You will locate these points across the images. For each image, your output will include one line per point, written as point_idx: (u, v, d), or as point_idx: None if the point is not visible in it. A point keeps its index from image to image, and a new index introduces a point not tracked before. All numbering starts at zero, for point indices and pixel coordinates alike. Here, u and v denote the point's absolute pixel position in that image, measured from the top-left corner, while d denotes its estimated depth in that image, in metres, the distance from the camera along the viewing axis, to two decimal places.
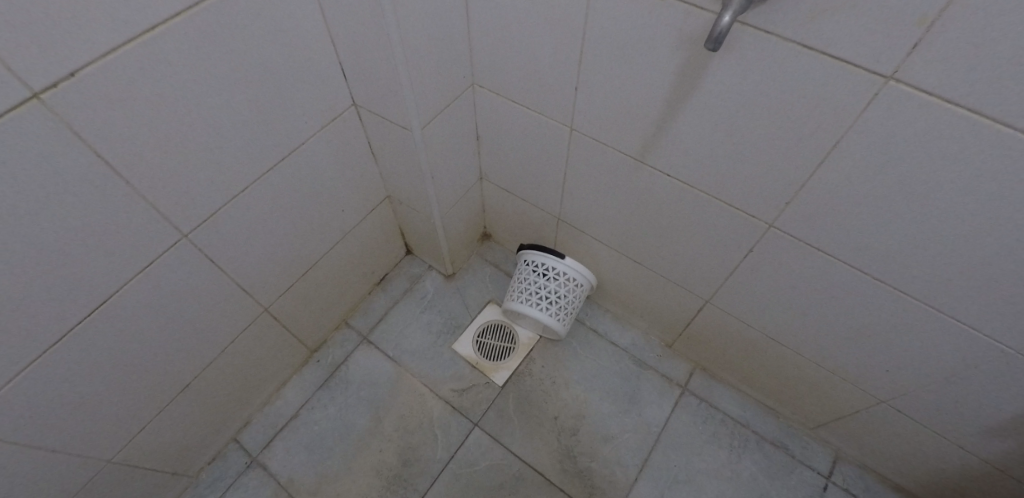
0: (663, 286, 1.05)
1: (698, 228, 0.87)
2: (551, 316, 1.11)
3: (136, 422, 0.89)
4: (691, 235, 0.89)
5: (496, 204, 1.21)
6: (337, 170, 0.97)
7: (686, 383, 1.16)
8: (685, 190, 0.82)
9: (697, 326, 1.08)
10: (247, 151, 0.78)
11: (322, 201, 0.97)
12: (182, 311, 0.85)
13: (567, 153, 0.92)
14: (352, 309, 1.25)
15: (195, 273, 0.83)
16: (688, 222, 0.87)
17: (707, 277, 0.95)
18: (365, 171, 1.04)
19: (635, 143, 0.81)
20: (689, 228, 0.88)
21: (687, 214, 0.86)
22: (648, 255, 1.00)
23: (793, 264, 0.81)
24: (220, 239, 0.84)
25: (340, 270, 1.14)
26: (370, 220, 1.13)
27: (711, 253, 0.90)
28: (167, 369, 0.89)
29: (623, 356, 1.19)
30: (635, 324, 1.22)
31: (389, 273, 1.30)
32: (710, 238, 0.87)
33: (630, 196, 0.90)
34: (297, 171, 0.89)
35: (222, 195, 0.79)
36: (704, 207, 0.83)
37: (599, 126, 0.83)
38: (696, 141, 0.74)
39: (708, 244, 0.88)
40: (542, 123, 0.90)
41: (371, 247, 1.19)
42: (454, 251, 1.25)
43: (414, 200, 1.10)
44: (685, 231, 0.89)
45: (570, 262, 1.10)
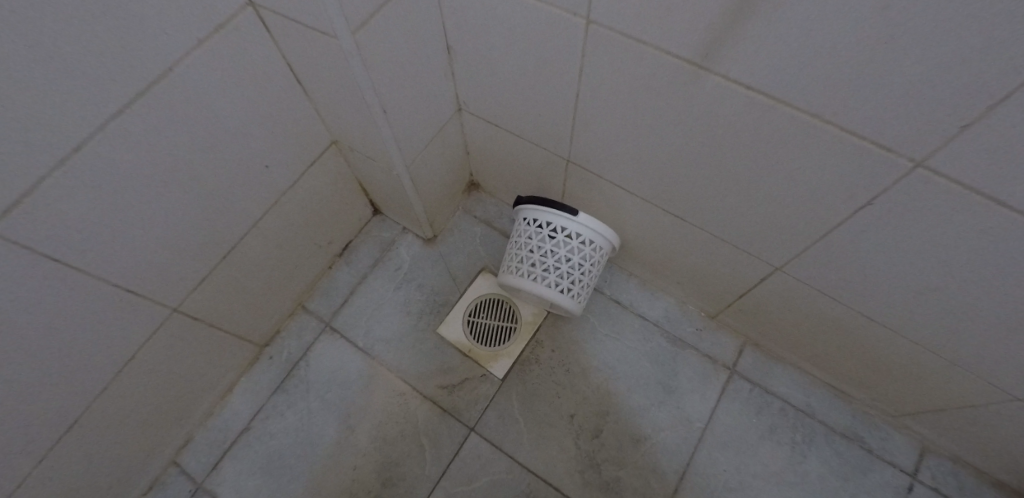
0: (714, 249, 0.77)
1: (783, 172, 0.57)
2: (563, 292, 0.85)
3: (8, 480, 0.66)
4: (770, 183, 0.60)
5: (482, 143, 0.90)
6: (245, 111, 0.66)
7: (734, 364, 0.91)
8: (772, 113, 0.52)
9: (755, 297, 0.81)
10: (63, 87, 0.47)
11: (228, 158, 0.68)
12: (30, 335, 0.58)
13: (579, 62, 0.61)
14: (309, 288, 0.99)
15: (34, 282, 0.55)
16: (769, 163, 0.58)
17: (782, 238, 0.67)
18: (292, 109, 0.73)
19: (698, 38, 0.49)
20: (768, 172, 0.59)
21: (767, 151, 0.57)
22: (698, 208, 0.71)
23: (935, 226, 0.52)
24: (61, 231, 0.55)
25: (281, 246, 0.86)
26: (313, 175, 0.84)
27: (797, 208, 0.61)
28: (35, 410, 0.64)
29: (654, 333, 0.94)
30: (669, 291, 0.95)
31: (352, 240, 1.02)
32: (796, 187, 0.58)
33: (677, 127, 0.61)
34: (170, 116, 0.58)
35: (39, 162, 0.49)
36: (801, 138, 0.52)
37: (639, 14, 0.51)
38: (813, 29, 0.43)
39: (794, 195, 0.60)
40: (545, 18, 0.58)
41: (321, 210, 0.90)
42: (432, 208, 0.96)
43: (369, 145, 0.79)
44: (759, 177, 0.60)
45: (586, 219, 0.81)
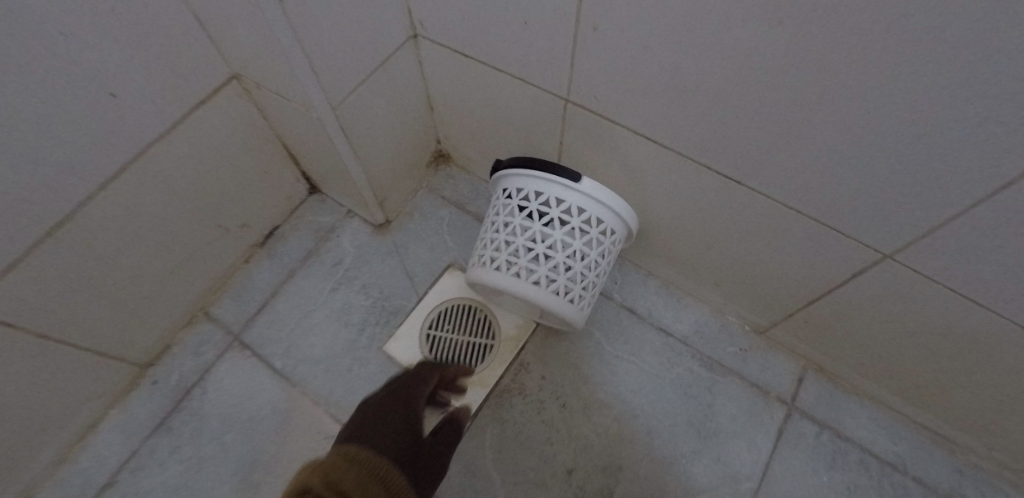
0: (784, 230, 0.52)
1: (949, 80, 0.32)
2: (558, 293, 0.60)
3: None
4: (919, 105, 0.34)
5: (449, 92, 0.66)
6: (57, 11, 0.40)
7: (793, 398, 0.66)
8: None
9: (837, 305, 0.56)
10: None
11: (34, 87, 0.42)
12: None
13: None
14: (215, 288, 0.73)
15: None
16: (930, 61, 0.31)
17: (908, 211, 0.42)
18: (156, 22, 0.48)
19: None
20: (918, 82, 0.33)
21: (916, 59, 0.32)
22: (766, 165, 0.47)
23: None
24: None
25: (154, 226, 0.60)
26: (204, 128, 0.59)
27: (960, 153, 0.35)
28: None
29: (682, 354, 0.69)
30: (702, 297, 0.70)
31: (279, 226, 0.77)
32: (972, 108, 0.32)
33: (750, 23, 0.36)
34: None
35: None
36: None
37: None
38: None
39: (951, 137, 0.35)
40: None
41: (220, 180, 0.64)
42: (382, 181, 0.71)
43: (277, 75, 0.54)
44: (897, 95, 0.35)
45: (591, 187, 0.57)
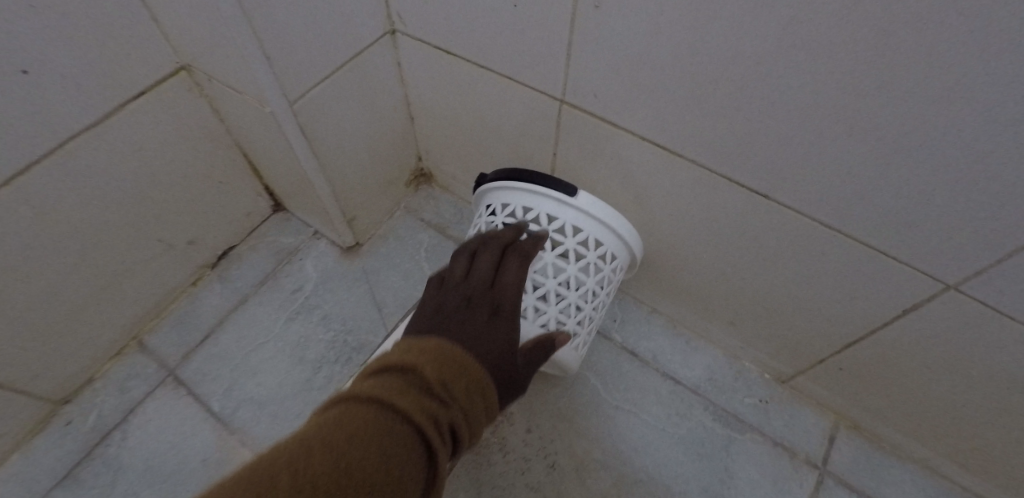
0: (816, 255, 0.43)
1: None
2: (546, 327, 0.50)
3: None
4: (1023, 84, 0.27)
5: (431, 100, 0.59)
6: None
7: (824, 461, 0.56)
8: None
9: (881, 347, 0.47)
10: None
11: None
12: None
13: None
14: (153, 314, 0.64)
15: None
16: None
17: (980, 228, 0.34)
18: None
19: None
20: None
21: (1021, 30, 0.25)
22: (799, 172, 0.39)
23: None
24: None
25: (78, 238, 0.51)
26: (147, 126, 0.51)
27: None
28: None
29: (691, 404, 0.59)
30: (715, 338, 0.61)
31: (235, 245, 0.68)
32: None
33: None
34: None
35: None
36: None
37: None
38: None
39: None
40: None
41: (164, 187, 0.56)
42: (352, 197, 0.63)
43: (228, 63, 0.46)
44: (994, 74, 0.27)
45: (588, 201, 0.50)
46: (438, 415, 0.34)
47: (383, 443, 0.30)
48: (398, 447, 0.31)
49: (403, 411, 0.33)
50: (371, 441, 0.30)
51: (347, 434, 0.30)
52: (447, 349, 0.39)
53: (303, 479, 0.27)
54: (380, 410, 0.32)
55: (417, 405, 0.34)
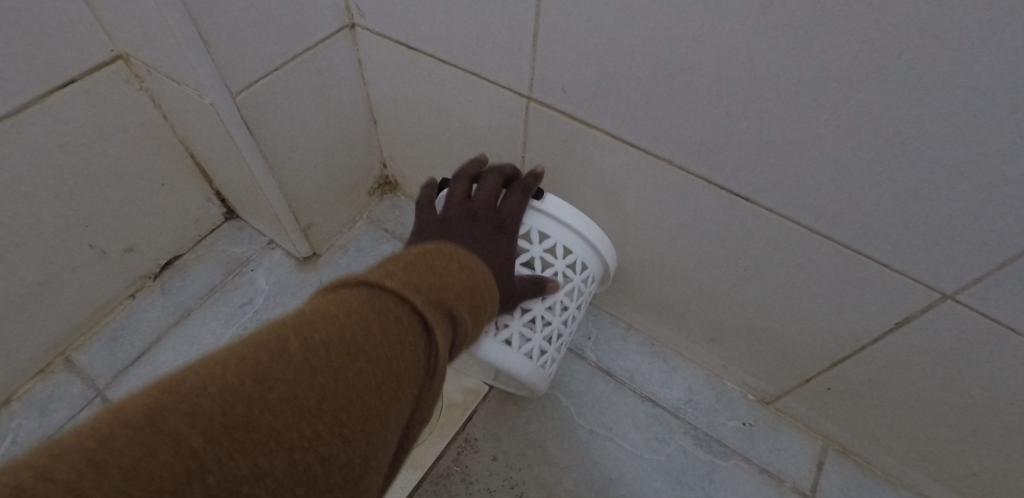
0: (800, 262, 0.40)
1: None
2: (507, 340, 0.47)
3: None
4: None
5: (394, 101, 0.56)
6: None
7: (813, 489, 0.52)
8: None
9: (870, 364, 0.43)
10: None
11: None
12: None
13: None
14: (83, 329, 0.58)
15: None
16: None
17: (978, 232, 0.31)
18: None
19: None
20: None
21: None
22: (781, 171, 0.36)
23: None
24: None
25: None
26: (77, 120, 0.47)
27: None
28: None
29: (670, 428, 0.55)
30: (694, 355, 0.57)
31: (181, 255, 0.63)
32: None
33: None
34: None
35: None
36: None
37: None
38: None
39: None
40: None
41: (95, 190, 0.51)
42: (307, 203, 0.59)
43: (164, 51, 0.42)
44: (996, 59, 0.24)
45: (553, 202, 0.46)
46: (447, 303, 0.30)
47: (387, 321, 0.26)
48: (402, 328, 0.27)
49: (406, 292, 0.28)
50: (373, 319, 0.26)
51: (348, 310, 0.26)
52: (448, 248, 0.36)
53: (309, 347, 0.24)
54: (382, 291, 0.28)
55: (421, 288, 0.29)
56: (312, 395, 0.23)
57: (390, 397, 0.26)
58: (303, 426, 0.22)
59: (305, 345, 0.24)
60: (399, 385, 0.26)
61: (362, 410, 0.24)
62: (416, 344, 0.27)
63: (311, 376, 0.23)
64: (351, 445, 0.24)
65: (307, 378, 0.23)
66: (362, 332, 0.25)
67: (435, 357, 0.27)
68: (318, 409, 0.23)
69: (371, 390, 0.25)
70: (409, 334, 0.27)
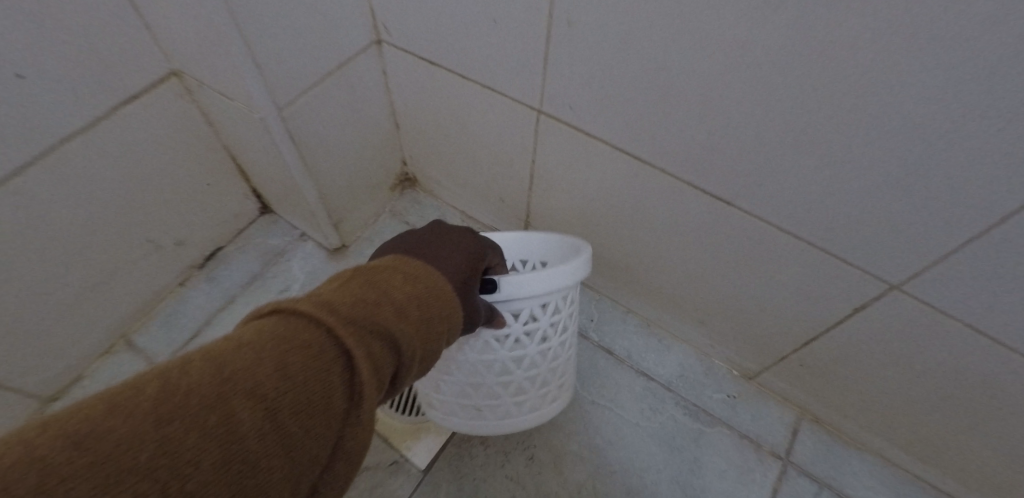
0: (774, 256, 0.47)
1: (989, 68, 0.27)
2: (536, 407, 0.52)
3: None
4: (942, 108, 0.30)
5: (415, 106, 0.61)
6: None
7: (788, 451, 0.59)
8: None
9: (836, 342, 0.50)
10: None
11: None
12: None
13: None
14: (141, 314, 0.65)
15: None
16: (967, 39, 0.26)
17: (916, 232, 0.37)
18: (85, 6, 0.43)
19: None
20: (950, 72, 0.28)
21: (940, 56, 0.28)
22: (756, 180, 0.42)
23: None
24: None
25: (70, 237, 0.53)
26: (138, 127, 0.52)
27: (992, 160, 0.30)
28: None
29: (663, 399, 0.62)
30: (685, 336, 0.64)
31: (222, 246, 0.70)
32: (1013, 103, 0.27)
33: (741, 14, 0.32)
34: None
35: None
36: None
37: None
38: None
39: (965, 148, 0.31)
40: None
41: (151, 190, 0.57)
42: (337, 201, 0.65)
43: (218, 69, 0.48)
44: (919, 97, 0.30)
45: (519, 288, 0.41)
46: (368, 327, 0.29)
47: (284, 355, 0.25)
48: (304, 357, 0.26)
49: (315, 319, 0.27)
50: (268, 353, 0.25)
51: (241, 348, 0.25)
52: (389, 270, 0.35)
53: (176, 391, 0.22)
54: (286, 324, 0.27)
55: (335, 313, 0.28)
56: (217, 415, 0.22)
57: (276, 437, 0.23)
58: (206, 452, 0.21)
59: (177, 386, 0.23)
60: (320, 412, 0.25)
61: (256, 461, 0.23)
62: (334, 375, 0.26)
63: (168, 421, 0.21)
64: (258, 470, 0.23)
65: (166, 421, 0.21)
66: (252, 367, 0.24)
67: (358, 383, 0.27)
68: (215, 436, 0.22)
69: (263, 425, 0.23)
70: (328, 363, 0.26)
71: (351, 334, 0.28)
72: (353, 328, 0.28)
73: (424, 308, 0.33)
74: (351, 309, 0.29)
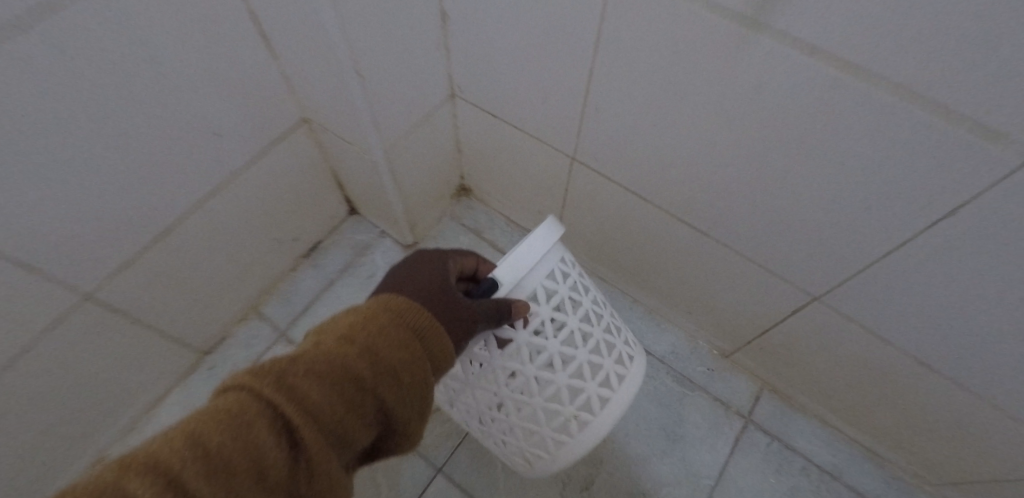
0: (738, 272, 0.65)
1: (847, 180, 0.45)
2: (621, 374, 0.52)
3: None
4: (827, 196, 0.48)
5: (475, 140, 0.79)
6: (190, 87, 0.55)
7: (749, 412, 0.78)
8: (828, 127, 0.42)
9: (782, 334, 0.68)
10: None
11: (168, 132, 0.56)
12: None
13: (592, 47, 0.51)
14: (267, 291, 0.87)
15: None
16: (833, 161, 0.44)
17: (825, 265, 0.55)
18: (259, 85, 0.62)
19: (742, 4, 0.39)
20: (828, 177, 0.46)
21: (823, 167, 0.45)
22: (723, 222, 0.60)
23: (1012, 257, 0.41)
24: None
25: (233, 238, 0.74)
26: (280, 160, 0.72)
27: (858, 227, 0.48)
28: None
29: (658, 370, 0.82)
30: (678, 323, 0.83)
31: (322, 241, 0.90)
32: (862, 197, 0.45)
33: (706, 125, 0.50)
34: (49, 31, 0.42)
35: None
36: (885, 129, 0.39)
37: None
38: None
39: (843, 220, 0.49)
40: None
41: (283, 201, 0.78)
42: (414, 210, 0.85)
43: (342, 123, 0.67)
44: (814, 188, 0.48)
45: (515, 268, 0.46)
46: (313, 382, 0.34)
47: (238, 418, 0.31)
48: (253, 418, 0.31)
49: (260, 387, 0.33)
50: (223, 418, 0.31)
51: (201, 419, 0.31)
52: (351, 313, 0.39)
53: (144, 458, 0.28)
54: (239, 395, 0.32)
55: (280, 379, 0.33)
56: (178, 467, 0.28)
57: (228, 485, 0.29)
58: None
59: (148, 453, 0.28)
60: (267, 462, 0.31)
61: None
62: (270, 429, 0.31)
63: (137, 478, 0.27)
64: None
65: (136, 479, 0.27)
66: (208, 431, 0.30)
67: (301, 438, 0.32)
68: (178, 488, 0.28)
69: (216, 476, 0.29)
70: (269, 422, 0.32)
71: (272, 387, 0.33)
72: (294, 389, 0.33)
73: (380, 332, 0.37)
74: (298, 370, 0.34)
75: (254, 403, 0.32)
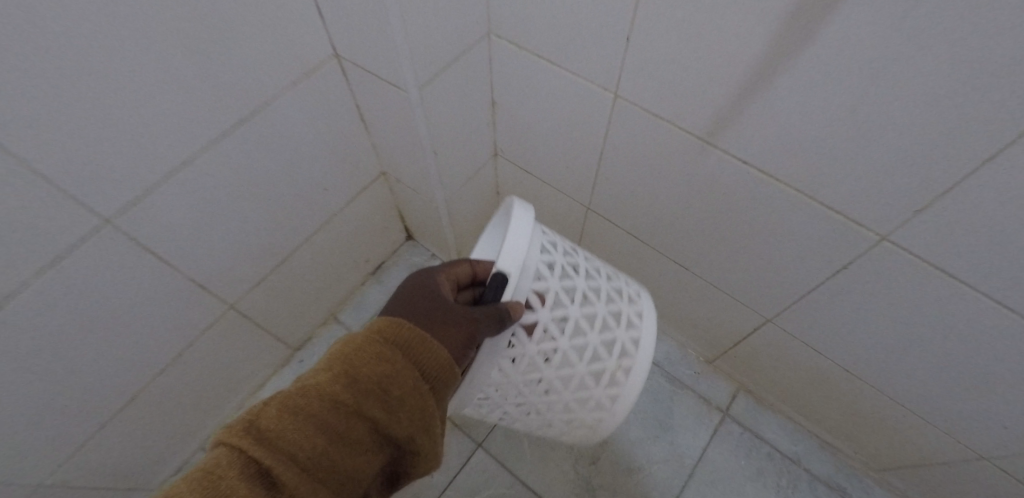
0: (712, 299, 0.85)
1: (775, 241, 0.65)
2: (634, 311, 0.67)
3: (87, 436, 0.74)
4: (765, 250, 0.68)
5: (510, 186, 1.01)
6: (315, 159, 0.77)
7: (727, 407, 0.98)
8: (759, 205, 0.62)
9: (748, 346, 0.88)
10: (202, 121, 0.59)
11: (298, 190, 0.78)
12: (143, 315, 0.69)
13: (601, 141, 0.72)
14: (343, 301, 1.09)
15: (147, 275, 0.66)
16: (766, 229, 0.65)
17: (771, 297, 0.75)
18: (356, 152, 0.85)
19: (698, 130, 0.60)
20: (764, 238, 0.66)
21: (760, 230, 0.65)
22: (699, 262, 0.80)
23: (883, 296, 0.61)
24: (177, 230, 0.65)
25: (327, 262, 0.96)
26: (364, 204, 0.95)
27: (787, 272, 0.68)
28: (121, 384, 0.73)
29: (654, 372, 1.02)
30: (670, 335, 1.03)
31: (385, 261, 1.13)
32: (787, 253, 0.65)
33: (681, 197, 0.70)
34: (249, 134, 0.65)
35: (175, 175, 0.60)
36: (792, 212, 0.59)
37: (650, 112, 0.63)
38: (783, 131, 0.53)
39: (778, 267, 0.69)
40: (573, 104, 0.71)
41: (362, 233, 1.00)
42: (461, 239, 1.06)
43: (414, 179, 0.89)
44: (755, 245, 0.68)
45: (516, 252, 0.58)
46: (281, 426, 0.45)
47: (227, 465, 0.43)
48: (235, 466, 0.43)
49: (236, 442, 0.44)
50: (215, 469, 0.43)
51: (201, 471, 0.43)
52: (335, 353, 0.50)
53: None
54: (226, 449, 0.44)
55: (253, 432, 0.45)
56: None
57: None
58: None
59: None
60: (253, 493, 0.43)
61: None
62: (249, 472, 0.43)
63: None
64: None
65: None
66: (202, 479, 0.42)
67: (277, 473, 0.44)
68: None
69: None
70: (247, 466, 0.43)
71: (251, 439, 0.44)
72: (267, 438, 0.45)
73: (356, 355, 0.49)
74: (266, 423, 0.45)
75: (231, 456, 0.43)
